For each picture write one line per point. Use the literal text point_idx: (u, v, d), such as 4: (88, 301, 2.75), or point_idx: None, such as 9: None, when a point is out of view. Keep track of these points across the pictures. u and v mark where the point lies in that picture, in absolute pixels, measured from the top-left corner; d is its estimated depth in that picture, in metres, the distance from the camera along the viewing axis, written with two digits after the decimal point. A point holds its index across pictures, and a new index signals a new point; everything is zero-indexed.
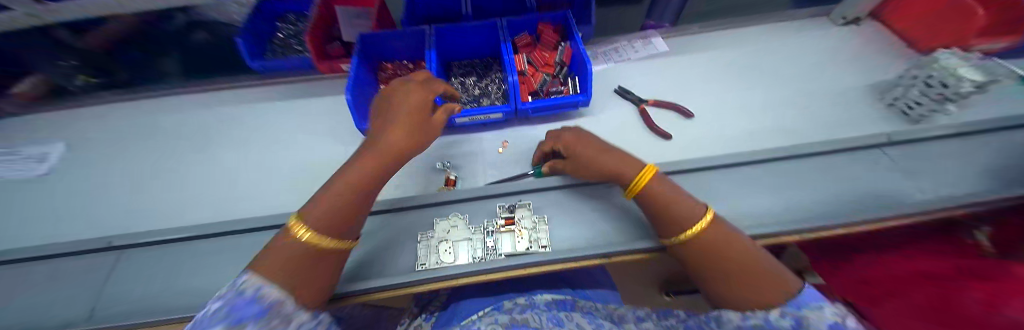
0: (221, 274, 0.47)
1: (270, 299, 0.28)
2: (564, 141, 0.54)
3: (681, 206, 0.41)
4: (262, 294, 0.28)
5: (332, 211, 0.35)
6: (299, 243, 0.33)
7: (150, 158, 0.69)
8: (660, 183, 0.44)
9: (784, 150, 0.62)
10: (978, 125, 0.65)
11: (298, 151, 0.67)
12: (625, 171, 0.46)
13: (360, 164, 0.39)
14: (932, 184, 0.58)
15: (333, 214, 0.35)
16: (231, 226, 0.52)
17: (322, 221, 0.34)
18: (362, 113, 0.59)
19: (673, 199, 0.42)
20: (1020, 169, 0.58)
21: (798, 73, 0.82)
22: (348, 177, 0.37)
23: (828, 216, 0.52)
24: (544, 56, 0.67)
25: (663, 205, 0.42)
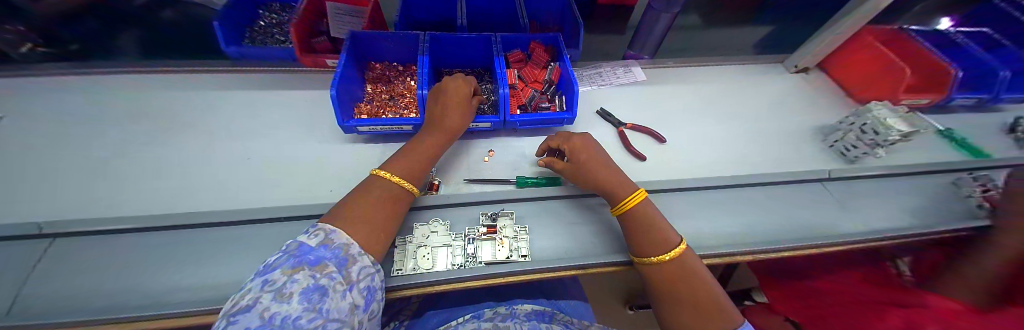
0: (172, 271, 0.43)
1: (331, 242, 0.35)
2: (570, 146, 0.56)
3: (659, 233, 0.45)
4: (322, 241, 0.35)
5: (388, 190, 0.45)
6: (363, 210, 0.41)
7: (95, 140, 0.62)
8: (645, 209, 0.48)
9: (745, 178, 0.68)
10: (900, 169, 0.75)
11: (274, 145, 0.64)
12: (622, 190, 0.50)
13: (409, 160, 0.51)
14: (865, 217, 0.66)
15: (387, 194, 0.45)
16: (190, 220, 0.48)
17: (381, 197, 0.44)
18: (346, 111, 0.57)
19: (653, 224, 0.47)
20: (929, 210, 0.68)
21: (758, 112, 0.91)
22: (398, 170, 0.48)
23: (780, 241, 0.58)
24: (534, 73, 0.70)
25: (642, 227, 0.46)
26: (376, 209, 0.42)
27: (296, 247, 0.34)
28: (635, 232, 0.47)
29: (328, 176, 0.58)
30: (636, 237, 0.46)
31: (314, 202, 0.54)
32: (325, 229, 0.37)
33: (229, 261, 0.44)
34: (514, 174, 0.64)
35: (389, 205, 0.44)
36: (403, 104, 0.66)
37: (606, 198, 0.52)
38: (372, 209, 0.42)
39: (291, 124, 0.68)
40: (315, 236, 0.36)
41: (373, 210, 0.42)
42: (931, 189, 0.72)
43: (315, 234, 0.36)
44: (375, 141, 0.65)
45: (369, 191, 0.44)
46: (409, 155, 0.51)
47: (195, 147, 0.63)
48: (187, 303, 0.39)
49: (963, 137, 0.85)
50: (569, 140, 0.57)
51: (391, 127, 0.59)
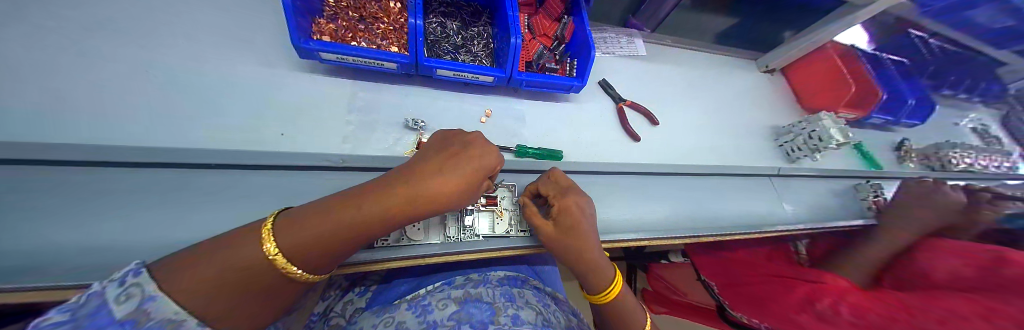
0: (22, 228, 0.28)
1: (147, 322, 0.21)
2: (563, 206, 0.40)
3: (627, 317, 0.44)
4: (129, 315, 0.20)
5: (324, 227, 0.28)
6: (288, 252, 0.27)
7: None
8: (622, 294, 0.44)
9: (719, 168, 0.73)
10: (826, 172, 0.89)
11: (182, 57, 0.44)
12: (600, 277, 0.43)
13: (386, 195, 0.30)
14: (793, 211, 0.79)
15: (326, 239, 0.28)
16: (39, 154, 0.31)
17: (324, 243, 0.28)
18: (301, 27, 0.42)
19: (623, 315, 0.44)
20: (831, 208, 0.85)
21: (738, 103, 0.94)
22: (370, 206, 0.29)
23: (734, 227, 0.66)
24: (545, 25, 0.60)
25: (616, 308, 0.44)
26: (310, 254, 0.28)
27: (86, 318, 0.19)
28: (604, 314, 0.45)
29: (277, 113, 0.44)
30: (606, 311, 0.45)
31: (257, 147, 0.40)
32: (149, 290, 0.21)
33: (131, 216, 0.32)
34: (512, 141, 0.57)
35: (329, 256, 0.29)
36: (381, 31, 0.50)
37: (581, 274, 0.43)
38: (300, 258, 0.28)
39: (213, 32, 0.49)
40: (129, 299, 0.21)
41: (300, 260, 0.28)
42: (838, 191, 0.89)
43: (137, 292, 0.21)
44: (341, 76, 0.50)
45: (321, 214, 0.28)
46: (402, 188, 0.30)
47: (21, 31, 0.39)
48: (71, 275, 0.27)
49: (868, 150, 1.06)
50: (564, 197, 0.41)
51: (368, 61, 0.46)
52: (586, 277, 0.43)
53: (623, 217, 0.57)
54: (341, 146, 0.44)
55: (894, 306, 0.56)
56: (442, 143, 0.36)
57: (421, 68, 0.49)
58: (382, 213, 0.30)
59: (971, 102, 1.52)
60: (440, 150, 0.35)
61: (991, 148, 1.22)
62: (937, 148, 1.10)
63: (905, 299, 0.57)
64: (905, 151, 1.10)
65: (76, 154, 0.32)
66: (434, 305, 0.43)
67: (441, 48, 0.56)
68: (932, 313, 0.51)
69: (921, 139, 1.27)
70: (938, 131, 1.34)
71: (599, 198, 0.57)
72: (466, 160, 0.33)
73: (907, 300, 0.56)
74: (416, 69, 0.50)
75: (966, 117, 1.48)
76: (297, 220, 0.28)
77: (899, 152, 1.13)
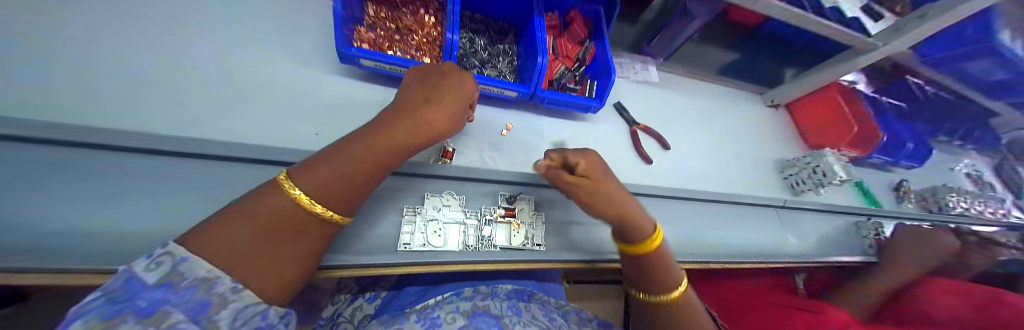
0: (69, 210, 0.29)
1: (183, 283, 0.21)
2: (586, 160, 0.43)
3: (666, 272, 0.45)
4: (164, 278, 0.20)
5: (346, 166, 0.30)
6: (315, 193, 0.28)
7: None
8: (664, 249, 0.45)
9: (729, 196, 0.74)
10: (828, 207, 0.90)
11: (225, 53, 0.46)
12: (643, 232, 0.43)
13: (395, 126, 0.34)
14: (799, 245, 0.80)
15: (351, 174, 0.31)
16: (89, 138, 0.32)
17: (353, 178, 0.31)
18: (345, 34, 0.44)
19: (664, 267, 0.45)
20: (833, 243, 0.86)
21: (745, 134, 0.96)
22: (384, 136, 0.33)
23: (740, 256, 0.67)
24: (567, 47, 0.63)
25: (659, 268, 0.44)
26: (341, 191, 0.30)
27: (121, 288, 0.19)
28: (643, 270, 0.45)
29: (311, 113, 0.45)
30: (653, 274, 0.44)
31: (294, 145, 0.41)
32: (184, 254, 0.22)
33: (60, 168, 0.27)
34: (531, 155, 0.58)
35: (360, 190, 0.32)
36: (415, 43, 0.52)
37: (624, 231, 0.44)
38: (332, 197, 0.29)
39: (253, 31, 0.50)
40: (160, 266, 0.21)
41: (334, 199, 0.30)
42: (839, 226, 0.91)
43: (166, 259, 0.21)
44: (374, 81, 0.52)
45: (338, 157, 0.31)
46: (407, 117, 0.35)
47: (79, 20, 0.40)
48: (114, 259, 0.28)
49: (867, 189, 1.09)
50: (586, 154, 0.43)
51: (403, 70, 0.48)
52: (633, 234, 0.44)
53: None
54: None
55: None
56: (417, 80, 0.40)
57: None
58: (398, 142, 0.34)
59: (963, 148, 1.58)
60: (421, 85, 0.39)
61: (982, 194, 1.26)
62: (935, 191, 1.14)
63: None
64: (903, 191, 1.13)
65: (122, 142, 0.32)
66: (443, 318, 0.41)
67: (469, 62, 0.58)
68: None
69: (918, 181, 1.30)
70: (932, 175, 1.38)
71: None
72: (449, 87, 0.39)
73: None
74: None
75: (960, 163, 1.53)
76: (307, 178, 0.29)
77: (898, 192, 1.16)
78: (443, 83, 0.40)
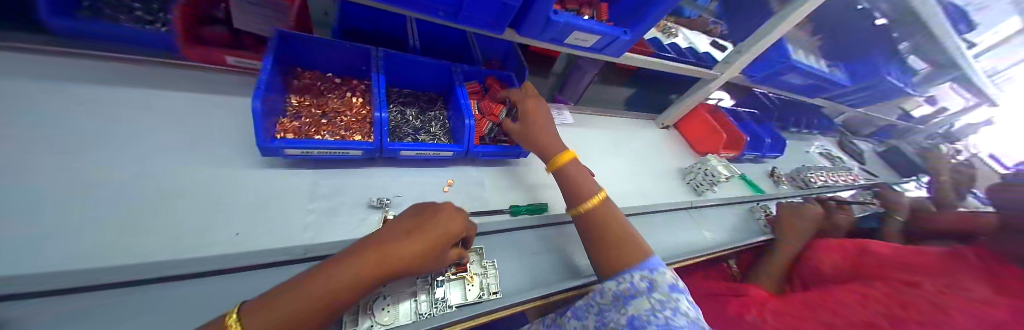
0: None
1: None
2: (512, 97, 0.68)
3: (586, 187, 0.60)
4: None
5: (301, 306, 0.28)
6: None
7: None
8: (579, 169, 0.62)
9: (651, 207, 0.88)
10: (725, 199, 1.12)
11: (119, 162, 0.41)
12: (551, 149, 0.63)
13: (372, 259, 0.32)
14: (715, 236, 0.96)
15: (301, 316, 0.28)
16: None
17: (302, 320, 0.28)
18: (267, 128, 0.45)
19: (579, 182, 0.61)
20: (739, 229, 1.06)
21: (654, 153, 1.17)
22: (352, 275, 0.31)
23: (673, 256, 0.78)
24: (491, 105, 0.72)
25: (573, 179, 0.61)
26: None
27: None
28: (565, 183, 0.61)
29: (230, 211, 0.42)
30: (574, 185, 0.60)
31: (208, 251, 0.38)
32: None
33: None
34: (475, 205, 0.62)
35: (308, 324, 0.29)
36: (344, 123, 0.55)
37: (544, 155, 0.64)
38: None
39: (158, 132, 0.47)
40: None
41: None
42: (738, 213, 1.13)
43: None
44: (304, 166, 0.52)
45: (299, 293, 0.29)
46: (381, 249, 0.33)
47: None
48: None
49: (750, 180, 1.38)
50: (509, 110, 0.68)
51: (334, 150, 0.50)
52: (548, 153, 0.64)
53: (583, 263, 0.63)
54: (302, 236, 0.44)
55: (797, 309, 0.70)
56: (414, 211, 0.39)
57: (385, 151, 0.54)
58: (366, 281, 0.32)
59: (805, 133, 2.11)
60: (415, 217, 0.38)
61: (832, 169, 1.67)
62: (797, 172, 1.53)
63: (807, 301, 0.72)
64: (776, 176, 1.47)
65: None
66: None
67: (402, 131, 0.62)
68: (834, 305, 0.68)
69: (782, 165, 1.70)
70: (791, 158, 1.82)
71: (559, 247, 0.62)
72: (437, 223, 0.38)
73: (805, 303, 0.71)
74: (380, 153, 0.55)
75: (808, 145, 2.04)
76: (258, 315, 0.27)
77: (773, 177, 1.50)
78: (433, 217, 0.39)
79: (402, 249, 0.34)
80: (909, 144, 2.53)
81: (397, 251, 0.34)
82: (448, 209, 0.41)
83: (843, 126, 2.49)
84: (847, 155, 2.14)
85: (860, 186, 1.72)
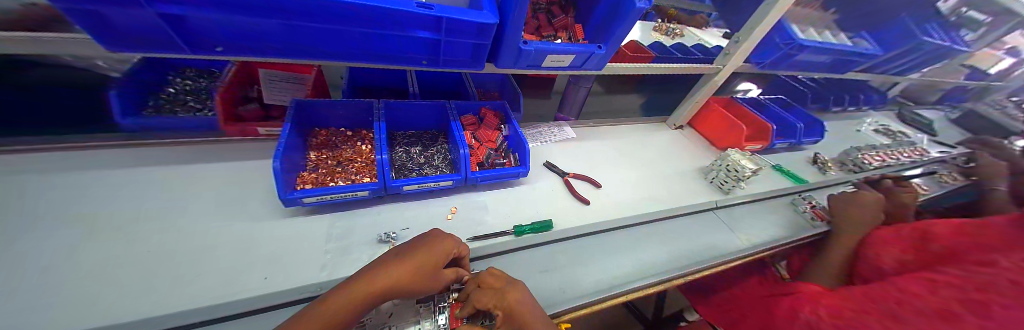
0: None
1: None
2: (504, 307, 0.42)
3: None
4: None
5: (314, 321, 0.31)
6: None
7: None
8: None
9: (670, 211, 0.83)
10: (756, 195, 1.03)
11: (173, 226, 0.50)
12: None
13: (370, 279, 0.36)
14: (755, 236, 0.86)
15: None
16: None
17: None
18: (287, 182, 0.51)
19: None
20: (781, 224, 0.95)
21: (668, 156, 1.13)
22: (351, 293, 0.34)
23: (701, 259, 0.72)
24: (487, 134, 0.78)
25: None
26: None
27: None
28: None
29: (258, 259, 0.48)
30: None
31: (236, 296, 0.42)
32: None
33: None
34: (479, 230, 0.64)
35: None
36: (354, 169, 0.62)
37: None
38: None
39: (205, 199, 0.56)
40: None
41: None
42: (775, 207, 1.02)
43: None
44: (322, 211, 0.58)
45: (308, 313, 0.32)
46: (379, 271, 0.37)
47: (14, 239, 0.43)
48: None
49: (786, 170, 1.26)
50: (504, 294, 0.43)
51: (344, 194, 0.55)
52: None
53: (596, 277, 0.60)
54: (319, 275, 0.48)
55: (854, 301, 0.63)
56: (407, 241, 0.44)
57: (390, 189, 0.59)
58: (365, 297, 0.35)
59: (848, 111, 1.92)
60: (407, 244, 0.43)
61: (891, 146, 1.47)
62: (847, 155, 1.37)
63: (861, 291, 0.65)
64: (823, 162, 1.33)
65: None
66: None
67: (406, 168, 0.68)
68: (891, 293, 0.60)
69: (825, 149, 1.54)
70: (835, 140, 1.64)
71: (568, 263, 0.62)
72: (428, 245, 0.43)
73: (860, 292, 0.65)
74: (386, 191, 0.60)
75: (855, 123, 1.84)
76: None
77: (818, 164, 1.35)
78: (424, 242, 0.44)
79: (397, 269, 0.38)
80: (989, 102, 2.16)
81: (391, 270, 0.37)
82: (442, 234, 0.47)
83: (897, 96, 2.22)
84: (909, 127, 1.89)
85: (931, 161, 1.49)
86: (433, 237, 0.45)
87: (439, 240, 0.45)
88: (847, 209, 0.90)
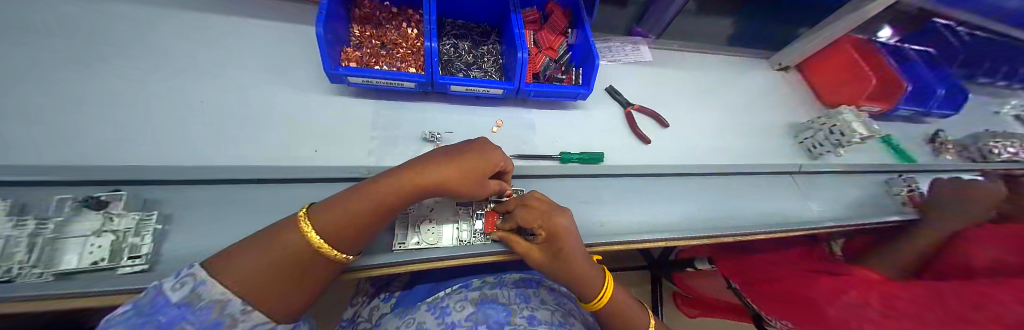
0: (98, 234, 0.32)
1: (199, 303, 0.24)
2: (549, 230, 0.39)
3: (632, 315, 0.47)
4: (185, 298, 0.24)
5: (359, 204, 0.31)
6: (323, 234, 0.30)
7: None
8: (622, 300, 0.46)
9: (741, 169, 0.70)
10: (852, 168, 0.85)
11: (230, 88, 0.50)
12: (591, 283, 0.43)
13: (411, 174, 0.33)
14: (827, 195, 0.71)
15: (354, 217, 0.31)
16: (107, 171, 0.34)
17: (355, 218, 0.31)
18: (332, 55, 0.47)
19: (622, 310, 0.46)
20: (867, 206, 0.81)
21: (761, 102, 0.91)
22: (392, 185, 0.32)
23: (759, 225, 0.64)
24: (550, 39, 0.64)
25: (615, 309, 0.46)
26: (341, 231, 0.30)
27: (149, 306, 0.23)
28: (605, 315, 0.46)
29: (309, 134, 0.48)
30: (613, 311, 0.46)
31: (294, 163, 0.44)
32: (200, 276, 0.25)
33: (52, 211, 0.29)
34: (521, 150, 0.59)
35: (360, 233, 0.32)
36: (400, 55, 0.55)
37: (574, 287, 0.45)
38: (335, 241, 0.30)
39: (255, 65, 0.54)
40: (183, 285, 0.25)
41: (336, 241, 0.30)
42: (868, 187, 0.85)
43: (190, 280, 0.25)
44: (367, 96, 0.55)
45: (353, 196, 0.31)
46: (421, 170, 0.34)
47: (86, 76, 0.44)
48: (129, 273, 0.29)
49: (897, 145, 1.02)
50: (551, 217, 0.39)
51: (389, 82, 0.50)
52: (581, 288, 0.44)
53: (639, 218, 0.57)
54: (365, 158, 0.47)
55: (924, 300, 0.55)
56: (452, 145, 0.40)
57: (437, 86, 0.53)
58: (406, 191, 0.33)
59: (1010, 87, 1.43)
60: (452, 147, 0.39)
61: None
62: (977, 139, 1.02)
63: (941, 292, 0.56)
64: (942, 141, 1.06)
65: (120, 177, 0.34)
66: (454, 306, 0.45)
67: (454, 66, 0.60)
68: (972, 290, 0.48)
69: (957, 130, 1.20)
70: (977, 121, 1.26)
71: (612, 199, 0.57)
72: (474, 152, 0.38)
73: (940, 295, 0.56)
74: (432, 87, 0.54)
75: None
76: (325, 211, 0.30)
77: (934, 143, 1.08)
78: (470, 148, 0.39)
79: (440, 170, 0.35)
80: None
81: (434, 171, 0.34)
82: (488, 145, 0.41)
83: None
84: None
85: None
86: (478, 145, 0.40)
87: (485, 149, 0.40)
88: None
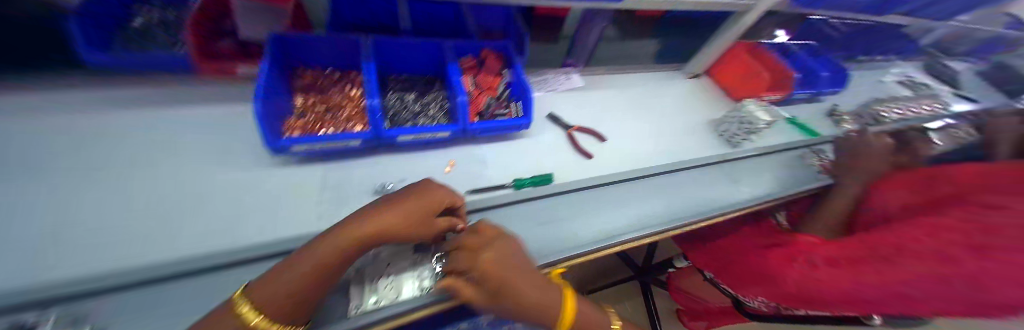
0: None
1: None
2: (479, 272, 0.38)
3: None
4: None
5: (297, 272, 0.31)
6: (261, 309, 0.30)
7: None
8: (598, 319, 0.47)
9: (676, 167, 0.79)
10: (768, 149, 0.98)
11: (163, 176, 0.48)
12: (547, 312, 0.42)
13: (353, 231, 0.35)
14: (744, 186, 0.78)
15: (296, 286, 0.31)
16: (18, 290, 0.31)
17: (299, 287, 0.31)
18: (273, 129, 0.48)
19: None
20: (788, 179, 0.93)
21: (682, 104, 1.05)
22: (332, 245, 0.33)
23: (699, 213, 0.71)
24: (488, 80, 0.71)
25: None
26: (281, 304, 0.30)
27: None
28: None
29: (254, 208, 0.47)
30: None
31: (237, 243, 0.42)
32: None
33: None
34: (478, 184, 0.62)
35: (303, 302, 0.32)
36: (345, 116, 0.57)
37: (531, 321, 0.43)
38: (277, 313, 0.30)
39: (192, 147, 0.53)
40: None
41: (277, 312, 0.30)
42: (785, 162, 0.99)
43: None
44: (316, 160, 0.56)
45: (291, 267, 0.32)
46: (361, 226, 0.35)
47: None
48: None
49: (800, 123, 1.17)
50: (480, 254, 0.39)
51: (334, 144, 0.52)
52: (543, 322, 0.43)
53: (594, 229, 0.61)
54: (317, 224, 0.47)
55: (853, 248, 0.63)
56: (399, 191, 0.42)
57: (384, 138, 0.55)
58: (349, 248, 0.34)
59: (871, 62, 1.78)
60: (399, 196, 0.41)
61: (908, 99, 1.41)
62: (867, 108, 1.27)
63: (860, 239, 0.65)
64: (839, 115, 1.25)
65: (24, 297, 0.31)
66: None
67: (401, 117, 0.63)
68: (885, 239, 0.55)
69: (844, 102, 1.44)
70: (857, 93, 1.53)
71: (566, 216, 0.62)
72: (416, 196, 0.40)
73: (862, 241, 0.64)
74: (379, 141, 0.56)
75: (884, 74, 1.71)
76: (265, 288, 0.30)
77: (833, 116, 1.28)
78: (414, 194, 0.41)
79: (382, 220, 0.37)
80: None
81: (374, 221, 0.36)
82: (431, 185, 0.44)
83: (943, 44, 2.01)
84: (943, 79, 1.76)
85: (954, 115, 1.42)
86: (419, 188, 0.43)
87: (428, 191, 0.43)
88: (860, 164, 0.87)
